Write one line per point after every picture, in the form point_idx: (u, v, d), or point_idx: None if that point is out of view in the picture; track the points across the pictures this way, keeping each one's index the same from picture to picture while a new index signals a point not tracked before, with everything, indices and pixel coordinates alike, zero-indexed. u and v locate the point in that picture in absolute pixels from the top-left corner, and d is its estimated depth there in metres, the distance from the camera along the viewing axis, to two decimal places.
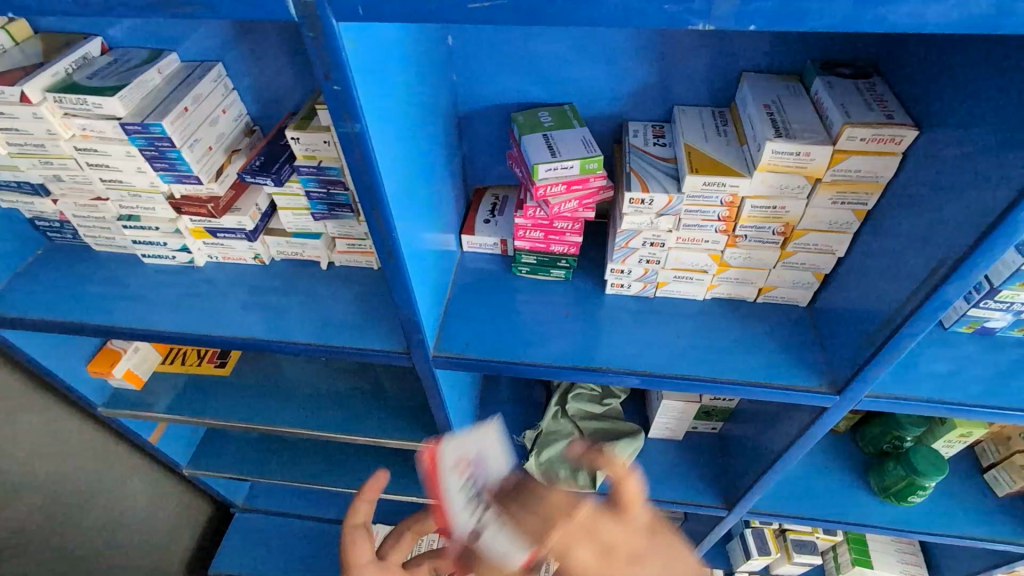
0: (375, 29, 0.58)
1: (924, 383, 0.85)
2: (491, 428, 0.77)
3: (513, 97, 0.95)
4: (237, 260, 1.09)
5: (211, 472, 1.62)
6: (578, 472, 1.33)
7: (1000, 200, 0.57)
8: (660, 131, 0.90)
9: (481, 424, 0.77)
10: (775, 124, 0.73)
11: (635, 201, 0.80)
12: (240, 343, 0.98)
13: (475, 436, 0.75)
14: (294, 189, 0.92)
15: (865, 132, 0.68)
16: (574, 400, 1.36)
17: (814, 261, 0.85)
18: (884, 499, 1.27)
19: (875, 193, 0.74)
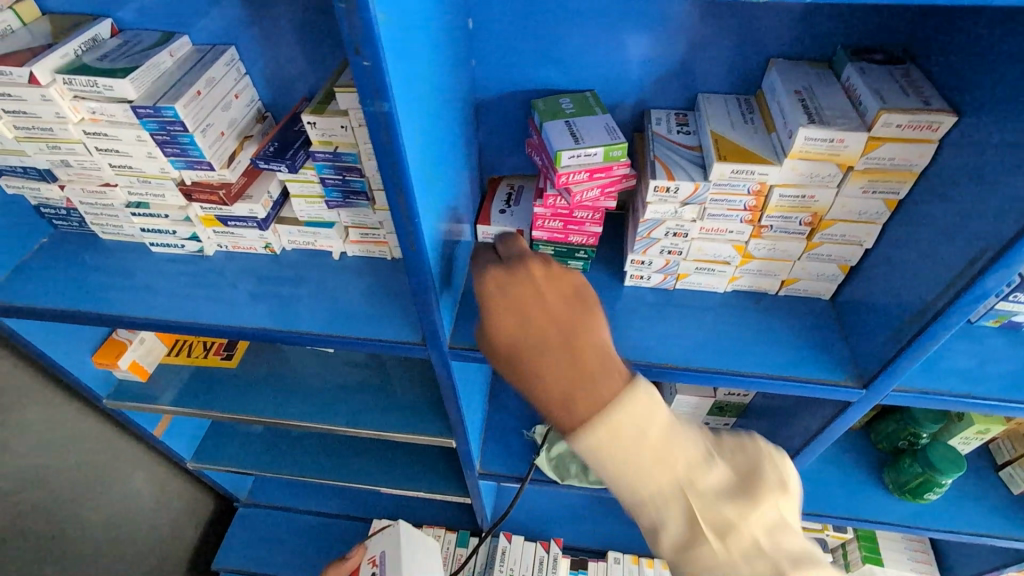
0: (404, 3, 0.55)
1: (951, 378, 0.84)
2: (394, 529, 1.21)
3: (533, 84, 0.93)
4: (247, 249, 1.07)
5: (215, 466, 1.60)
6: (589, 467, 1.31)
7: None
8: (683, 119, 0.88)
9: (388, 526, 1.22)
10: (807, 110, 0.71)
11: (660, 189, 0.79)
12: (251, 334, 0.96)
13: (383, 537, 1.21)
14: (308, 176, 0.90)
15: (902, 118, 0.66)
16: None
17: (841, 252, 0.83)
18: (898, 497, 1.26)
19: (908, 182, 0.72)
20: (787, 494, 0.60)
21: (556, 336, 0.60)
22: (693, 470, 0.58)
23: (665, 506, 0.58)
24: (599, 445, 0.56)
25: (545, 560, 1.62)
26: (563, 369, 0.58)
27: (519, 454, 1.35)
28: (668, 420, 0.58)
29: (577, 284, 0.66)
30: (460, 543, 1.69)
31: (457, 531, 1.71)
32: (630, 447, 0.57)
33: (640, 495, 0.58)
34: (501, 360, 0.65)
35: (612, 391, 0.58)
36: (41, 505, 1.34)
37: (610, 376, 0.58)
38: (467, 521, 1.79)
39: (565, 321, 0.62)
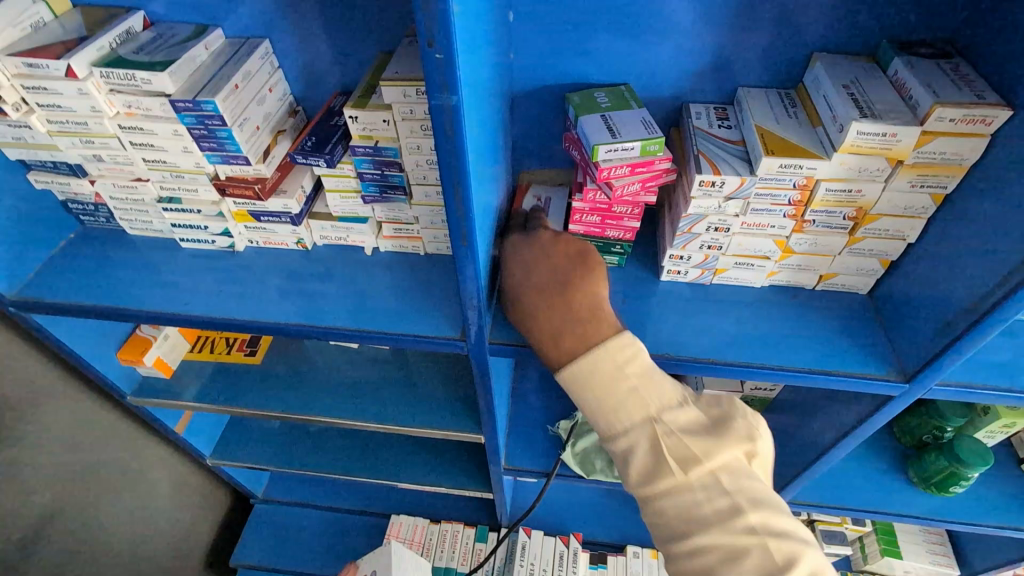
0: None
1: (991, 372, 0.84)
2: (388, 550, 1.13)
3: (570, 79, 0.93)
4: (277, 245, 1.06)
5: (235, 463, 1.59)
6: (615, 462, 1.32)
7: None
8: (723, 114, 0.88)
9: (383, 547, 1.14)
10: (858, 104, 0.71)
11: (705, 184, 0.78)
12: (285, 330, 0.96)
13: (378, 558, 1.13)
14: (345, 171, 0.89)
15: (956, 112, 0.66)
16: None
17: (882, 247, 0.83)
18: (922, 490, 1.27)
19: (956, 176, 0.73)
20: (754, 443, 0.71)
21: (556, 289, 0.79)
22: (664, 408, 0.72)
23: (636, 432, 0.71)
24: (582, 367, 0.74)
25: (565, 554, 1.62)
26: (559, 309, 0.78)
27: (544, 449, 1.35)
28: (645, 365, 0.73)
29: (579, 247, 0.84)
30: (479, 538, 1.69)
31: (476, 526, 1.71)
32: (613, 376, 0.73)
33: (613, 417, 0.73)
34: (511, 299, 0.82)
35: (600, 333, 0.75)
36: (67, 501, 1.33)
37: (596, 323, 0.76)
38: (485, 517, 1.79)
39: (567, 273, 0.81)
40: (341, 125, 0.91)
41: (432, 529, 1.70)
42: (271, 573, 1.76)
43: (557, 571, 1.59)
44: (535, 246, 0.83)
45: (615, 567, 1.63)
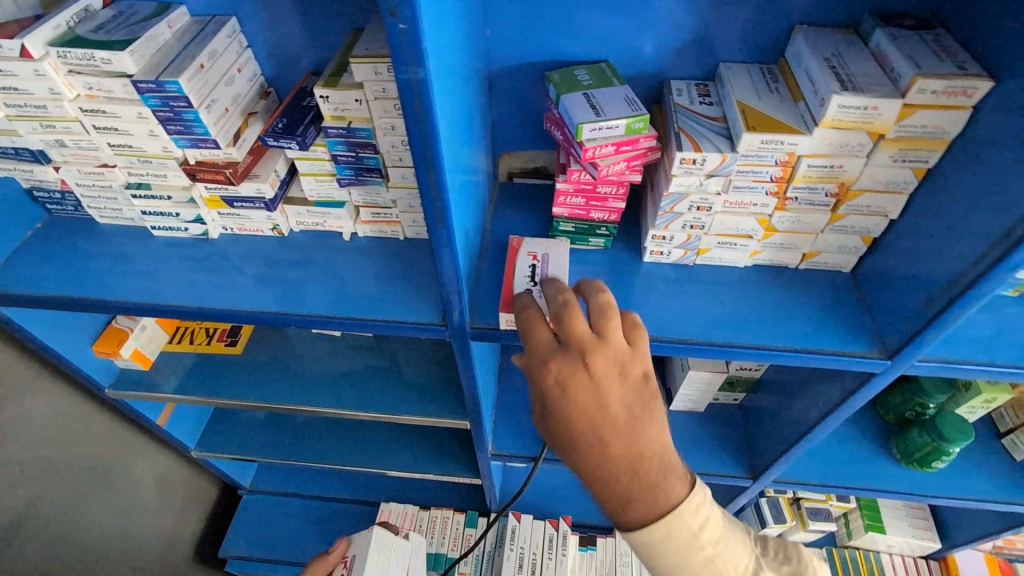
0: None
1: (972, 348, 0.84)
2: (369, 533, 1.13)
3: (548, 56, 0.90)
4: (253, 231, 1.03)
5: (220, 454, 1.57)
6: None
7: None
8: (705, 90, 0.86)
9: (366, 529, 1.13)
10: (838, 77, 0.70)
11: (686, 161, 0.77)
12: (262, 318, 0.94)
13: (361, 539, 1.12)
14: (319, 154, 0.87)
15: (938, 84, 0.65)
16: None
17: (864, 223, 0.83)
18: (904, 466, 1.28)
19: (937, 150, 0.72)
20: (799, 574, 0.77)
21: (620, 453, 0.63)
22: (727, 560, 0.71)
23: None
24: (653, 535, 0.65)
25: (554, 537, 1.63)
26: (624, 477, 0.63)
27: (531, 434, 1.35)
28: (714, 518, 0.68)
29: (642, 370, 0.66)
30: (469, 523, 1.69)
31: (466, 512, 1.72)
32: (686, 544, 0.66)
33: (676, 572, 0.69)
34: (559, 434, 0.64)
35: (673, 493, 0.65)
36: (47, 496, 1.31)
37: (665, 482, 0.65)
38: (475, 502, 1.80)
39: (637, 412, 0.64)
40: (313, 106, 0.88)
41: (422, 516, 1.70)
42: (261, 562, 1.75)
43: (546, 554, 1.60)
44: (595, 389, 0.62)
45: (603, 550, 1.66)
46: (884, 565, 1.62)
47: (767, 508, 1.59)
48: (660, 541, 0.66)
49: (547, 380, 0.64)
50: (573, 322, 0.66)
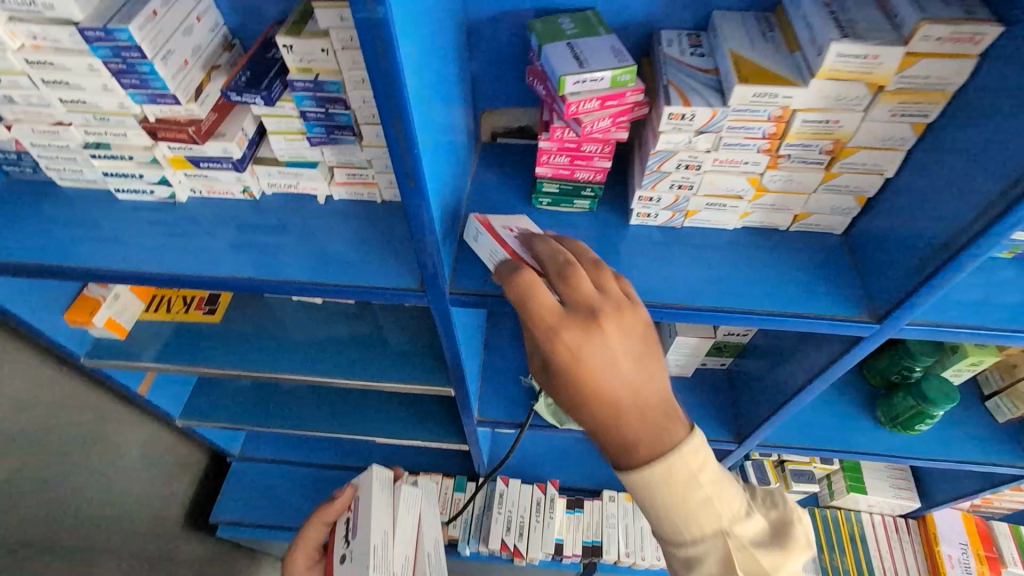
0: None
1: (963, 311, 0.83)
2: (371, 472, 1.10)
3: (531, 3, 0.84)
4: (223, 194, 0.99)
5: (206, 423, 1.56)
6: None
7: None
8: (697, 41, 0.81)
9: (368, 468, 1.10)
10: (838, 23, 0.65)
11: (675, 117, 0.73)
12: (234, 284, 0.90)
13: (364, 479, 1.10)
14: (286, 110, 0.82)
15: (943, 30, 0.61)
16: None
17: (859, 183, 0.80)
18: (889, 429, 1.29)
19: (939, 104, 0.68)
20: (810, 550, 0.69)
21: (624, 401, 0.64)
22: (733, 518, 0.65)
23: (705, 542, 0.64)
24: (662, 484, 0.62)
25: (542, 501, 1.65)
26: (627, 427, 0.63)
27: (518, 401, 1.34)
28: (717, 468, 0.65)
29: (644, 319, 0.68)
30: (457, 488, 1.71)
31: (455, 477, 1.73)
32: (683, 481, 0.63)
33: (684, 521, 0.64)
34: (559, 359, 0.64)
35: (674, 434, 0.63)
36: (30, 466, 1.29)
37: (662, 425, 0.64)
38: (465, 467, 1.81)
39: (638, 351, 0.65)
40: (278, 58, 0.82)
41: None
42: (252, 527, 1.77)
43: (535, 517, 1.64)
44: (598, 332, 0.63)
45: (591, 512, 1.68)
46: (864, 524, 1.65)
47: (751, 470, 1.60)
48: (661, 485, 0.63)
49: (556, 342, 0.63)
50: (573, 277, 0.68)
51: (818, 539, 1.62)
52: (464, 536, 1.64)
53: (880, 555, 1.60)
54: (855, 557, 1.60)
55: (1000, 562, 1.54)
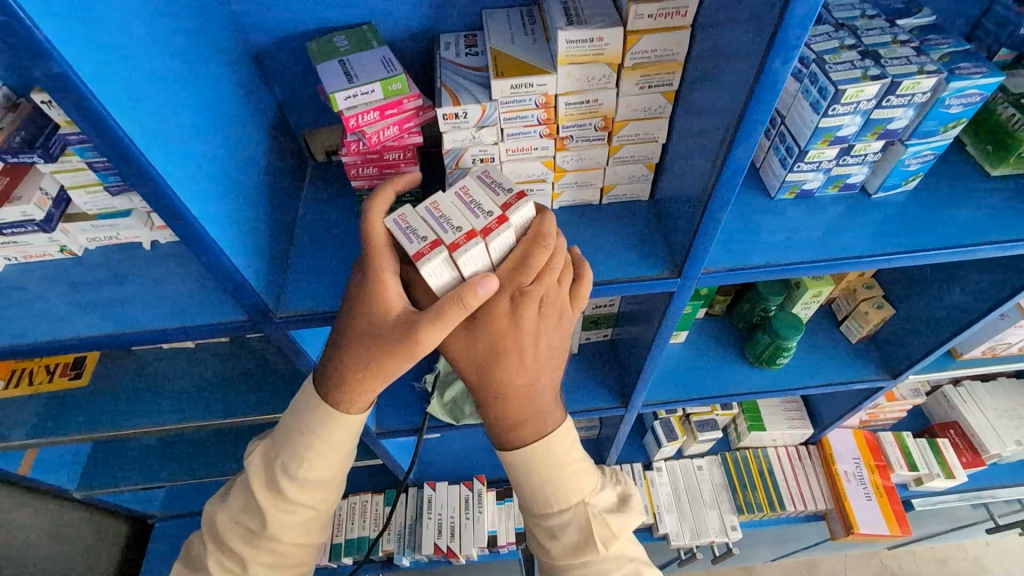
0: None
1: (760, 252, 0.90)
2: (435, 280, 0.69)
3: (309, 26, 0.86)
4: (41, 256, 0.96)
5: (108, 489, 1.50)
6: None
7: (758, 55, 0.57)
8: (472, 41, 0.84)
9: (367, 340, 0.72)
10: (568, 12, 0.71)
11: (449, 116, 0.76)
12: (62, 345, 0.88)
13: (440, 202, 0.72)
14: (73, 163, 0.81)
15: (650, 8, 0.67)
16: None
17: (641, 151, 0.86)
18: (758, 367, 1.38)
19: (677, 72, 0.75)
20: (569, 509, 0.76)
21: (494, 353, 0.71)
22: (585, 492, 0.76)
23: (571, 512, 0.75)
24: (534, 460, 0.74)
25: (470, 498, 1.67)
26: (536, 396, 0.74)
27: (413, 407, 1.35)
28: (539, 428, 0.74)
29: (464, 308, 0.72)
30: (388, 502, 1.70)
31: (384, 491, 1.73)
32: (543, 462, 0.74)
33: (556, 493, 0.75)
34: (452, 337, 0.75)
35: (509, 378, 0.72)
36: None
37: (550, 409, 0.75)
38: (392, 481, 1.81)
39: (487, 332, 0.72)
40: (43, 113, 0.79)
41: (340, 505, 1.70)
42: None
43: (464, 515, 1.65)
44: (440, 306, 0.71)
45: None
46: (771, 458, 1.76)
47: (660, 429, 1.69)
48: (550, 469, 0.75)
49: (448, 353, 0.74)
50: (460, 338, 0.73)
51: (731, 480, 1.72)
52: (398, 548, 1.65)
53: (787, 484, 1.72)
54: (766, 491, 1.71)
55: (889, 469, 1.67)
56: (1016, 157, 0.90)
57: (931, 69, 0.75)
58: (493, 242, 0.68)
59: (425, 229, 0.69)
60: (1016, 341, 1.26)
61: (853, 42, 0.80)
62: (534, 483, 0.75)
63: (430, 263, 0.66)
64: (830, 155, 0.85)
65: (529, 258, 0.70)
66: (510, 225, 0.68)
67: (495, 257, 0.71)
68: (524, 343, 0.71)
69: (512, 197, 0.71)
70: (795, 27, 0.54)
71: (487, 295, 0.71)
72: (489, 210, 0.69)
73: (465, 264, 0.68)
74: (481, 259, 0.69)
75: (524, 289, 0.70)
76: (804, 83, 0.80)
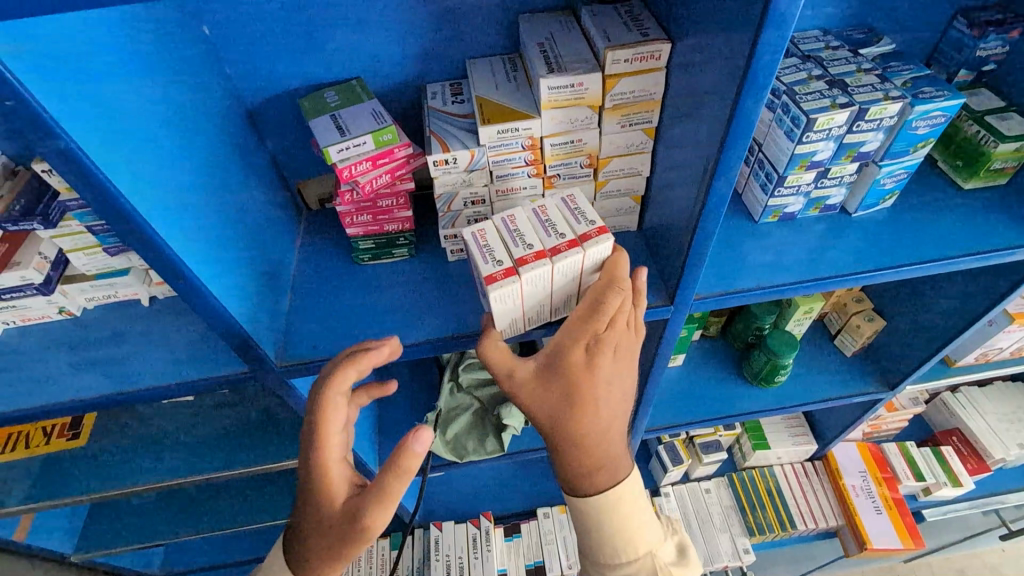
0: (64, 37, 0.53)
1: (749, 275, 0.92)
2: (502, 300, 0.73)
3: (300, 83, 0.89)
4: (40, 319, 0.96)
5: (105, 551, 1.46)
6: (486, 438, 1.34)
7: (731, 94, 0.60)
8: (458, 89, 0.88)
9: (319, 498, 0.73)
10: (548, 60, 0.75)
11: (440, 163, 0.79)
12: (61, 408, 0.88)
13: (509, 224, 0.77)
14: (72, 228, 0.83)
15: (626, 53, 0.71)
16: (465, 372, 1.38)
17: (627, 185, 0.89)
18: (756, 385, 1.39)
19: (655, 110, 0.78)
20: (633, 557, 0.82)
21: (570, 402, 0.72)
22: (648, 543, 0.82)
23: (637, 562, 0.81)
24: (607, 506, 0.79)
25: (477, 536, 1.65)
26: (608, 446, 0.76)
27: None
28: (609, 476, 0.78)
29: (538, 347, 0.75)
30: (394, 546, 1.67)
31: (389, 534, 1.69)
32: (610, 509, 0.79)
33: (625, 544, 0.81)
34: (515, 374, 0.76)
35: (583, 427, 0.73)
36: None
37: (622, 456, 0.79)
38: (397, 523, 1.78)
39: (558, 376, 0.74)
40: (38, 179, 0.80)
41: None
42: None
43: (473, 554, 1.62)
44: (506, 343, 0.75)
45: (528, 533, 1.68)
46: (778, 476, 1.74)
47: (664, 453, 1.68)
48: (617, 519, 0.79)
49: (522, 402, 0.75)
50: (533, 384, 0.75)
51: (740, 502, 1.70)
52: None
53: (796, 501, 1.70)
54: (775, 509, 1.69)
55: (896, 480, 1.66)
56: (985, 171, 0.93)
57: (895, 94, 0.79)
58: (560, 263, 0.72)
59: (500, 253, 0.73)
60: (1007, 345, 1.28)
61: (820, 73, 0.84)
62: (605, 532, 0.80)
63: (507, 284, 0.70)
64: (807, 178, 0.88)
65: (602, 303, 0.73)
66: (580, 251, 0.72)
67: (558, 276, 0.74)
68: (599, 394, 0.73)
69: (591, 229, 0.74)
70: (762, 68, 0.57)
71: (562, 342, 0.73)
72: (563, 234, 0.74)
73: (526, 283, 0.72)
74: (546, 276, 0.73)
75: (598, 336, 0.72)
76: (778, 113, 0.84)
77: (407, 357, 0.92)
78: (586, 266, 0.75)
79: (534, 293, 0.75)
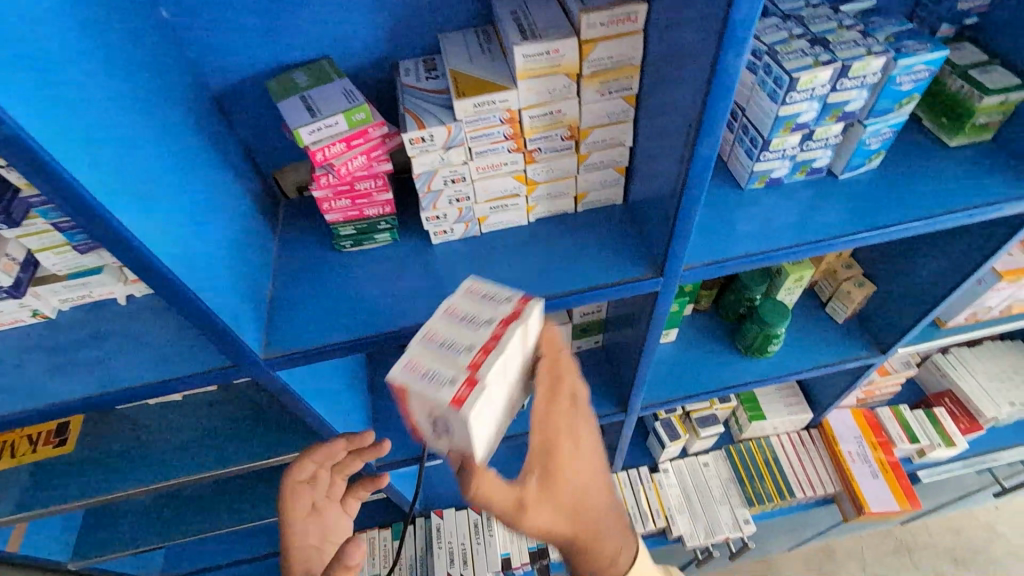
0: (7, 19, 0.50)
1: (738, 243, 0.91)
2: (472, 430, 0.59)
3: (267, 65, 0.86)
4: (13, 323, 0.93)
5: (102, 557, 1.44)
6: None
7: (710, 51, 0.58)
8: (431, 65, 0.85)
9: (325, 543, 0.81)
10: (521, 28, 0.73)
11: (416, 140, 0.77)
12: (40, 413, 0.85)
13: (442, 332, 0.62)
14: (38, 226, 0.80)
15: (601, 16, 0.69)
16: None
17: (610, 156, 0.87)
18: (750, 356, 1.39)
19: (635, 76, 0.76)
20: None
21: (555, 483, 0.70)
22: None
23: None
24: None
25: (479, 522, 1.64)
26: (600, 522, 0.76)
27: (410, 435, 1.33)
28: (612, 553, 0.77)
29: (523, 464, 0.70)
30: (396, 536, 1.66)
31: (390, 525, 1.68)
32: None
33: None
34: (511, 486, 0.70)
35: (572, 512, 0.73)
36: None
37: (619, 532, 0.78)
38: (398, 514, 1.77)
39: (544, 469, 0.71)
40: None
41: None
42: None
43: (475, 540, 1.62)
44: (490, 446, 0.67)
45: None
46: (774, 446, 1.75)
47: (661, 429, 1.68)
48: None
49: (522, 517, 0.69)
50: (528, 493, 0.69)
51: (738, 473, 1.70)
52: None
53: (794, 471, 1.71)
54: (774, 479, 1.69)
55: (891, 444, 1.67)
56: (970, 126, 0.92)
57: (878, 50, 0.77)
58: (508, 348, 0.60)
59: (446, 369, 0.59)
60: (996, 304, 1.28)
61: (801, 31, 0.82)
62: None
63: (479, 390, 0.57)
64: (793, 141, 0.87)
65: (559, 381, 0.71)
66: (520, 327, 0.62)
67: (510, 365, 0.63)
68: (577, 476, 0.73)
69: (518, 304, 0.64)
70: (740, 22, 0.55)
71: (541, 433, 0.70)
72: (491, 318, 0.63)
73: (492, 387, 0.60)
74: (503, 374, 0.62)
75: (563, 414, 0.71)
76: (760, 74, 0.82)
77: (394, 343, 0.90)
78: (530, 340, 0.67)
79: (497, 393, 0.63)
